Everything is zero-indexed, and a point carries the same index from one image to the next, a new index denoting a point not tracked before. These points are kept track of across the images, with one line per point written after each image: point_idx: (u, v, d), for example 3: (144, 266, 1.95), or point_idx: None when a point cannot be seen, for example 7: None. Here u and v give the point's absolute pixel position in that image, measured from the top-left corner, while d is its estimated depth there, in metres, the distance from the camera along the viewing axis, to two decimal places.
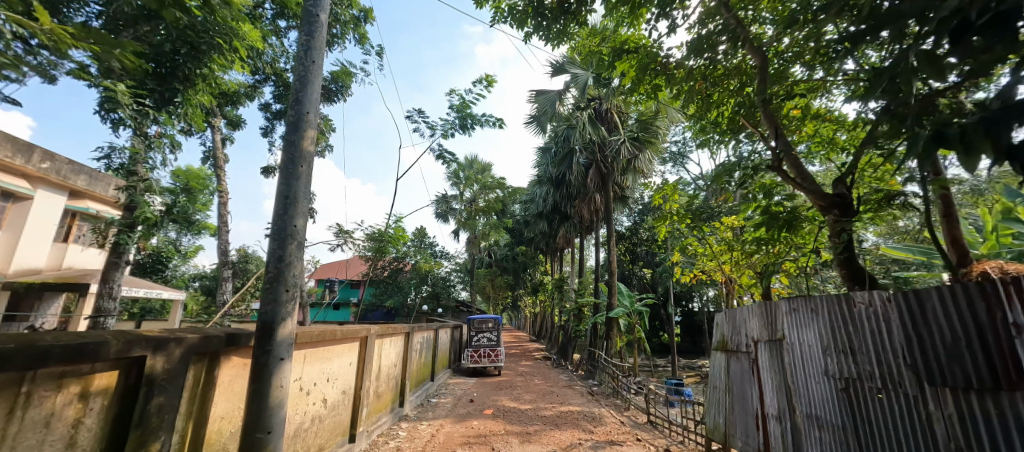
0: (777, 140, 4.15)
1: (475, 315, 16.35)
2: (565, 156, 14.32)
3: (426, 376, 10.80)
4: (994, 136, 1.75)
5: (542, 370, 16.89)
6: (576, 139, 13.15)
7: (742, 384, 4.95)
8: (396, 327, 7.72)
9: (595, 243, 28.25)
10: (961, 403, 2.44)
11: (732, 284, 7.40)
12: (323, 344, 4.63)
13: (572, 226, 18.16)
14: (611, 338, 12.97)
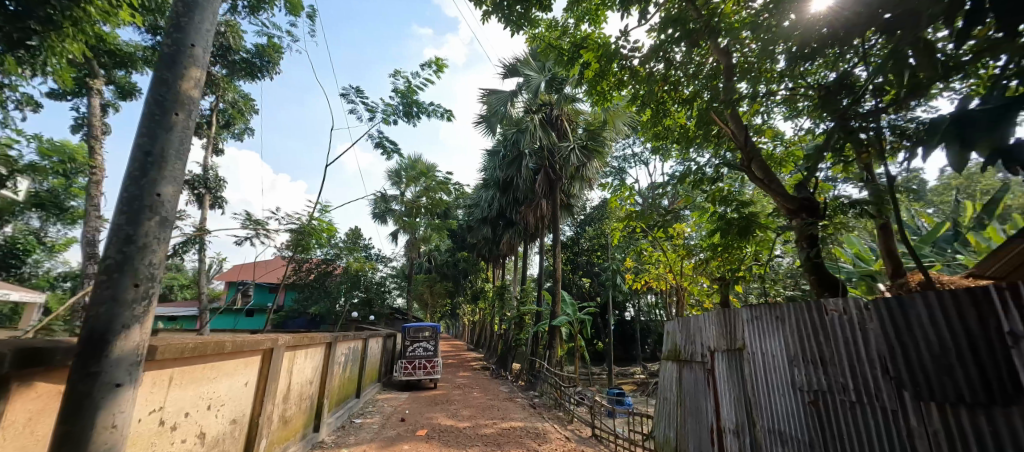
0: (746, 146, 4.62)
1: (411, 323, 15.38)
2: (514, 159, 13.98)
3: (350, 392, 9.83)
4: (997, 134, 1.63)
5: (481, 381, 16.25)
6: (525, 144, 12.88)
7: (696, 395, 4.81)
8: (315, 337, 6.87)
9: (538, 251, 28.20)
10: (950, 420, 2.26)
11: (677, 291, 7.33)
12: (202, 362, 3.82)
13: (517, 232, 17.86)
14: (553, 346, 12.72)
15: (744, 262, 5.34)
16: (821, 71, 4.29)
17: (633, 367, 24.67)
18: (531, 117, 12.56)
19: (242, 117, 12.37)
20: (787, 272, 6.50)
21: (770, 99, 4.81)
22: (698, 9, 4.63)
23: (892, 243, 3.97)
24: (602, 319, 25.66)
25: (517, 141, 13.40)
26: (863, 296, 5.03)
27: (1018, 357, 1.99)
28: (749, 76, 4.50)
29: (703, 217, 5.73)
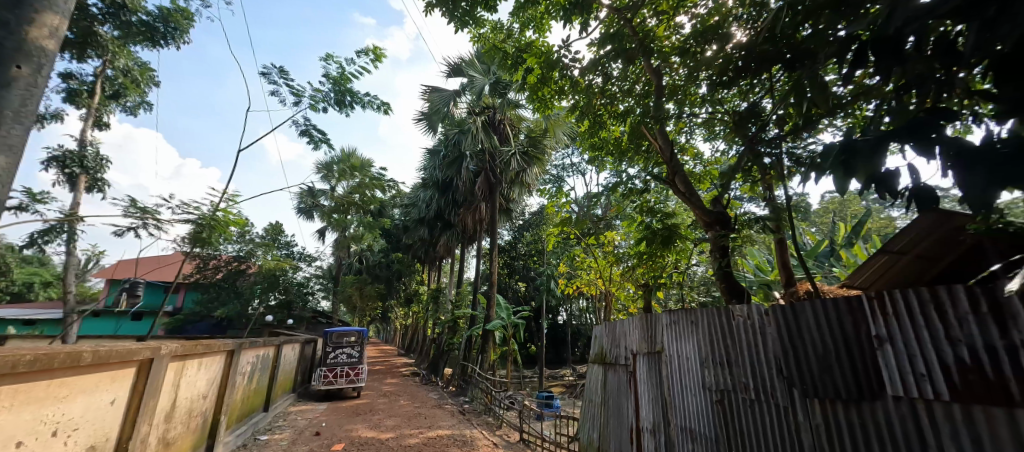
0: (671, 162, 4.84)
1: (334, 327, 14.42)
2: (454, 160, 13.68)
3: (257, 405, 9.01)
4: (872, 161, 1.74)
5: (410, 388, 15.70)
6: (466, 145, 12.67)
7: (618, 397, 4.91)
8: (213, 344, 6.19)
9: (476, 254, 27.98)
10: (829, 415, 2.42)
11: (606, 296, 7.46)
12: (47, 377, 3.24)
13: (454, 235, 17.54)
14: (486, 351, 12.58)
15: (666, 270, 5.59)
16: (736, 101, 4.56)
17: (564, 370, 25.23)
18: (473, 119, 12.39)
19: (136, 88, 10.98)
20: (703, 280, 6.92)
21: (692, 121, 5.06)
22: (634, 28, 4.74)
23: (787, 257, 4.36)
24: (536, 323, 25.98)
25: (458, 142, 13.16)
26: (761, 302, 5.70)
27: (885, 358, 2.16)
28: (676, 98, 4.73)
29: (631, 227, 5.94)
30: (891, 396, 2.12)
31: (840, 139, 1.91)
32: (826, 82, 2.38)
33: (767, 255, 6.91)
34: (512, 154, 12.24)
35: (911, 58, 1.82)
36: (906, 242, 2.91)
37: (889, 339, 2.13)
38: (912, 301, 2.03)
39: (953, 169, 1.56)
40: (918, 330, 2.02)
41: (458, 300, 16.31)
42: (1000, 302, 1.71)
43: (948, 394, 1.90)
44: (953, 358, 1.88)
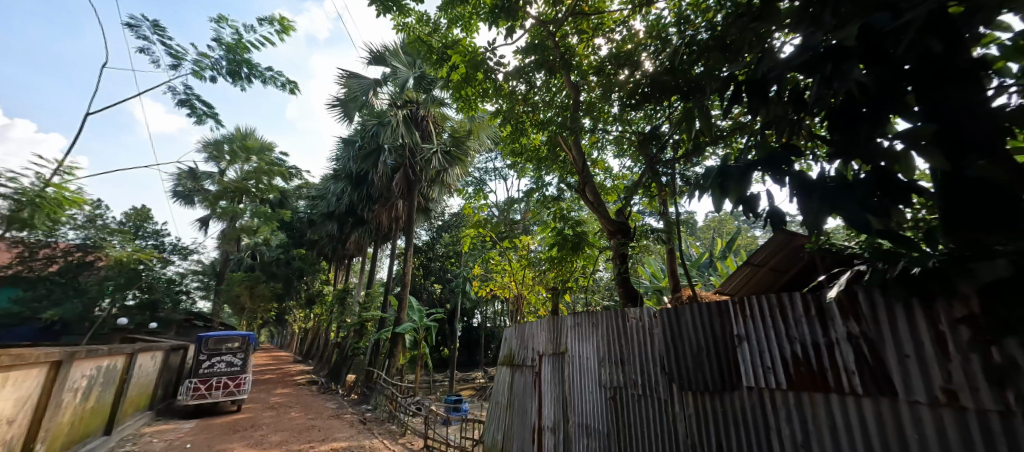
0: (583, 172, 5.06)
1: (212, 332, 12.80)
2: (371, 153, 13.03)
3: (96, 426, 7.77)
4: (741, 184, 1.96)
5: (305, 397, 14.57)
6: (384, 139, 12.14)
7: (523, 398, 5.00)
8: (29, 354, 5.29)
9: (389, 254, 26.88)
10: (699, 407, 2.67)
11: (518, 300, 7.51)
12: None
13: (366, 233, 16.68)
14: (395, 355, 12.11)
15: (574, 275, 5.80)
16: (641, 123, 4.83)
17: (474, 373, 25.21)
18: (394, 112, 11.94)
19: None
20: (607, 286, 7.34)
21: (604, 136, 5.32)
22: (556, 42, 4.84)
23: (675, 266, 4.78)
24: (449, 326, 25.69)
25: (376, 135, 12.59)
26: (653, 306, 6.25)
27: (742, 354, 2.43)
28: (591, 114, 4.94)
29: (544, 233, 6.13)
30: (746, 388, 2.38)
31: (716, 165, 2.11)
32: (710, 113, 2.63)
33: (662, 264, 7.61)
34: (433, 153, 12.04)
35: (772, 100, 2.11)
36: (763, 254, 3.31)
37: (747, 337, 2.40)
38: (765, 304, 2.31)
39: (800, 197, 1.85)
40: (767, 330, 2.29)
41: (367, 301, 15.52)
42: (826, 305, 2.01)
43: (785, 384, 2.18)
44: (791, 353, 2.16)
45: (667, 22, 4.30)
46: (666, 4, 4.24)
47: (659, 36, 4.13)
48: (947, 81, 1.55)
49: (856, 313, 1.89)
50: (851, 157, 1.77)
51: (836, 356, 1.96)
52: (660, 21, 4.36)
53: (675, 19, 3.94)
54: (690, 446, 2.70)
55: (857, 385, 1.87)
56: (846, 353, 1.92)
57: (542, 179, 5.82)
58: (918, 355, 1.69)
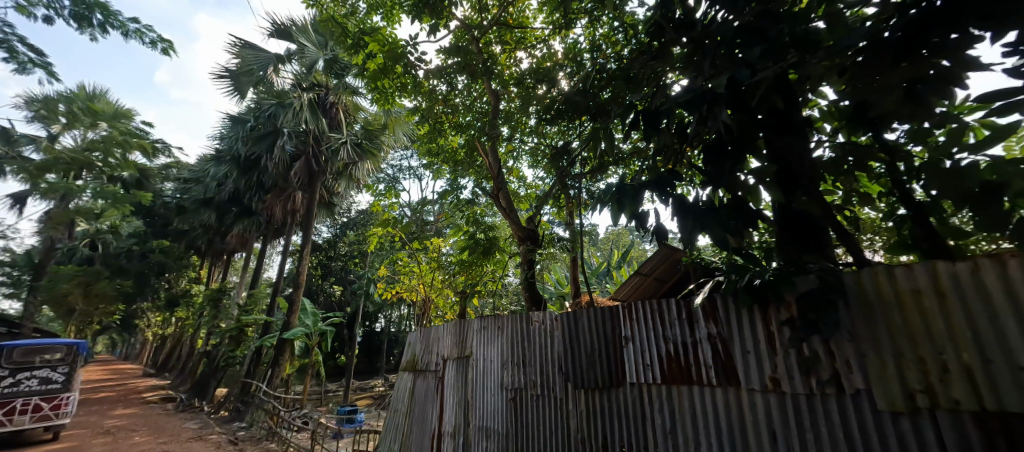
0: (498, 178, 5.24)
1: (21, 340, 9.95)
2: (267, 136, 11.74)
3: None
4: (632, 202, 2.24)
5: (155, 419, 12.62)
6: (283, 122, 11.00)
7: (424, 404, 4.97)
8: None
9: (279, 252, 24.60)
10: (589, 403, 2.92)
11: (425, 303, 7.37)
12: None
13: (253, 225, 14.92)
14: (281, 362, 11.05)
15: (483, 278, 5.93)
16: (554, 138, 5.12)
17: (373, 380, 24.09)
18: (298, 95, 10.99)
19: None
20: (514, 291, 7.57)
21: (520, 147, 5.59)
22: (480, 49, 4.93)
23: (577, 274, 5.13)
24: (347, 330, 24.28)
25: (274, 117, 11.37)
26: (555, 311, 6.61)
27: (627, 353, 2.73)
28: (509, 123, 5.11)
29: (457, 236, 6.19)
30: (628, 383, 2.68)
31: (615, 183, 2.35)
32: (615, 135, 2.91)
33: (566, 272, 8.08)
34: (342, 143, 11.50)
35: (663, 129, 2.42)
36: (652, 265, 3.72)
37: (632, 338, 2.71)
38: (648, 308, 2.64)
39: (679, 215, 2.17)
40: (648, 331, 2.61)
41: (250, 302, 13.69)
42: (694, 310, 2.36)
43: (659, 379, 2.50)
44: (666, 352, 2.49)
45: (582, 47, 4.65)
46: (582, 30, 4.57)
47: (574, 60, 4.45)
48: (783, 132, 2.13)
49: (715, 317, 2.26)
50: (719, 185, 2.11)
51: (699, 353, 2.31)
52: (577, 45, 4.68)
53: (589, 46, 4.28)
54: (579, 439, 2.95)
55: (713, 378, 2.23)
56: (706, 351, 2.27)
57: (457, 183, 5.86)
58: (755, 350, 2.07)
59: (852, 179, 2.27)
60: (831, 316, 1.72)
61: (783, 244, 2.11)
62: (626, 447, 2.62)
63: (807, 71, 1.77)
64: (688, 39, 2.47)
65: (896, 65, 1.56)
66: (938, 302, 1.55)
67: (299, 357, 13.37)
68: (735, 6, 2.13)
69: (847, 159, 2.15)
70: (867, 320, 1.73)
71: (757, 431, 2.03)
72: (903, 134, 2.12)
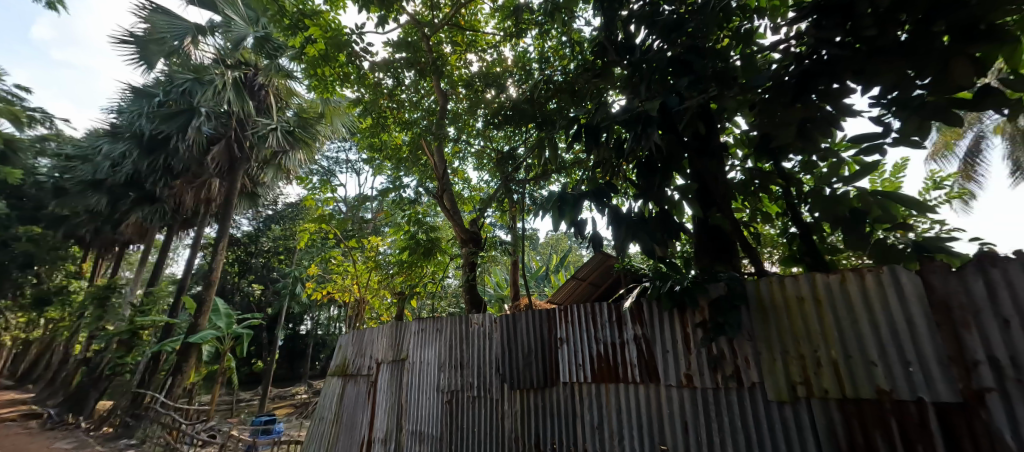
0: (443, 180, 5.27)
1: None
2: (180, 114, 9.80)
3: None
4: (571, 210, 2.38)
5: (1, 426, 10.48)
6: (199, 100, 9.47)
7: (354, 409, 4.82)
8: None
9: (188, 246, 22.13)
10: (523, 403, 3.03)
11: (359, 305, 7.05)
12: None
13: (157, 214, 11.46)
14: (184, 370, 8.95)
15: (423, 279, 5.88)
16: (500, 142, 5.23)
17: (296, 388, 22.49)
18: (220, 72, 9.59)
19: None
20: (454, 293, 7.54)
21: (467, 149, 5.66)
22: (430, 47, 4.89)
23: (517, 277, 5.26)
24: (267, 333, 22.40)
25: (189, 93, 9.67)
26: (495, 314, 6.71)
27: (560, 354, 2.87)
28: (456, 124, 5.12)
29: (398, 235, 6.10)
30: (561, 383, 2.81)
31: (556, 190, 2.46)
32: (557, 146, 3.04)
33: (506, 275, 8.18)
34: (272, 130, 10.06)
35: (603, 144, 2.59)
36: (588, 270, 3.95)
37: (566, 339, 2.85)
38: (582, 311, 2.79)
39: (614, 225, 2.35)
40: (582, 332, 2.77)
41: (148, 302, 11.03)
42: (623, 312, 2.56)
43: (589, 378, 2.66)
44: (596, 352, 2.66)
45: (531, 57, 4.79)
46: (531, 41, 4.71)
47: (523, 68, 4.59)
48: (703, 154, 2.40)
49: (640, 319, 2.47)
50: (649, 198, 2.30)
51: (626, 353, 2.50)
52: (526, 54, 4.81)
53: (538, 56, 4.43)
54: (513, 438, 3.05)
55: (636, 376, 2.43)
56: (632, 351, 2.47)
57: (401, 181, 5.75)
58: (673, 350, 2.29)
59: (756, 201, 2.62)
60: (735, 318, 1.97)
61: (699, 255, 2.42)
62: (556, 443, 2.76)
63: (723, 103, 2.03)
64: (626, 61, 2.67)
65: (792, 104, 1.84)
66: (816, 308, 1.86)
67: (210, 362, 12.16)
68: (669, 37, 2.37)
69: (753, 181, 2.50)
70: (762, 322, 2.01)
71: (672, 423, 2.25)
72: (796, 164, 2.50)
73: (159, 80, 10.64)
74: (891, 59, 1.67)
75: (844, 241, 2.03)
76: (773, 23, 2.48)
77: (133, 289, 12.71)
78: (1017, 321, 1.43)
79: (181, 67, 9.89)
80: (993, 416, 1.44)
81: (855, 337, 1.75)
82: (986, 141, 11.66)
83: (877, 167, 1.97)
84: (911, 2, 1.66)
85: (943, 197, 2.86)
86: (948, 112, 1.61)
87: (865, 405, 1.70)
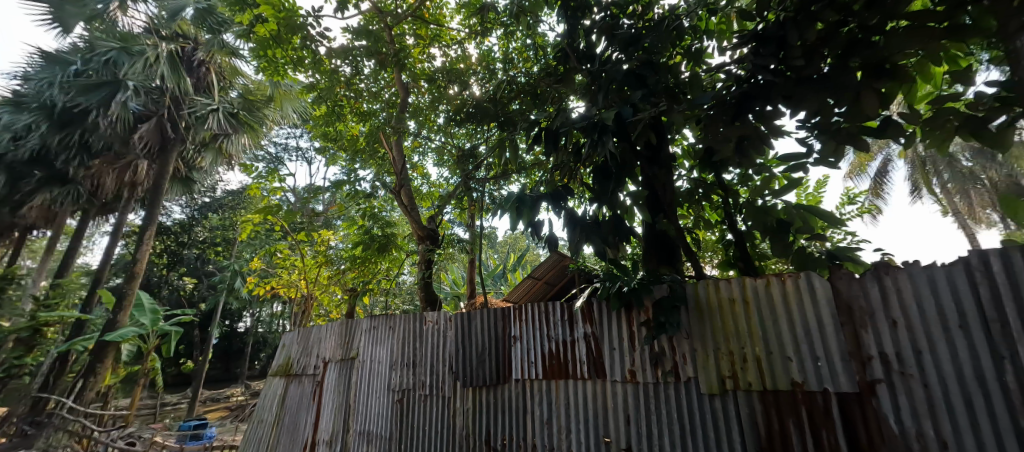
0: (401, 175, 5.17)
1: None
2: (103, 85, 8.45)
3: None
4: (528, 210, 2.45)
5: None
6: (126, 72, 8.20)
7: (298, 410, 4.66)
8: None
9: (106, 233, 19.97)
10: (475, 400, 3.07)
11: (306, 301, 6.75)
12: None
13: (70, 197, 9.75)
14: (101, 371, 7.31)
15: (377, 276, 5.77)
16: (461, 139, 5.28)
17: (231, 390, 21.08)
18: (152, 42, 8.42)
19: None
20: (408, 290, 7.45)
21: (427, 145, 5.55)
22: (392, 37, 4.77)
23: (474, 275, 5.31)
24: (198, 330, 20.80)
25: (114, 64, 8.42)
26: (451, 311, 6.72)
27: (514, 352, 2.93)
28: (417, 118, 5.08)
29: (352, 229, 5.93)
30: (513, 380, 2.88)
31: (515, 192, 2.50)
32: (517, 146, 3.08)
33: (462, 273, 8.18)
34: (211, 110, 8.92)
35: (561, 147, 2.68)
36: (542, 270, 4.07)
37: (520, 337, 2.91)
38: (537, 310, 2.87)
39: (569, 226, 2.45)
40: (535, 330, 2.84)
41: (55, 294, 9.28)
42: (574, 311, 2.66)
43: (540, 375, 2.75)
44: (548, 349, 2.74)
45: (495, 56, 4.83)
46: (496, 40, 4.74)
47: (487, 67, 4.62)
48: (653, 164, 2.56)
49: (590, 318, 2.58)
50: (603, 203, 2.42)
51: (576, 351, 2.60)
52: (490, 53, 4.85)
53: (503, 56, 4.47)
54: (463, 435, 3.08)
55: (585, 373, 2.54)
56: (582, 349, 2.57)
57: (358, 174, 5.60)
58: (620, 347, 2.41)
59: (700, 208, 2.82)
60: (675, 317, 2.12)
61: (647, 258, 2.59)
62: (506, 439, 2.82)
63: (672, 117, 2.15)
64: (587, 69, 2.77)
65: (731, 122, 2.04)
66: (745, 309, 2.03)
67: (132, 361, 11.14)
68: (626, 50, 2.51)
69: (698, 190, 2.72)
70: (698, 321, 2.17)
71: (615, 416, 2.37)
72: (735, 176, 2.73)
73: (77, 47, 9.06)
74: (817, 89, 1.84)
75: (771, 248, 2.27)
76: (719, 45, 2.67)
77: (35, 281, 10.05)
78: (904, 322, 1.65)
79: (105, 34, 8.57)
80: (883, 404, 1.65)
81: (776, 335, 1.93)
82: (891, 163, 13.01)
83: (802, 182, 2.21)
84: (832, 39, 1.87)
85: (854, 212, 3.23)
86: (858, 138, 1.87)
87: (781, 397, 1.88)
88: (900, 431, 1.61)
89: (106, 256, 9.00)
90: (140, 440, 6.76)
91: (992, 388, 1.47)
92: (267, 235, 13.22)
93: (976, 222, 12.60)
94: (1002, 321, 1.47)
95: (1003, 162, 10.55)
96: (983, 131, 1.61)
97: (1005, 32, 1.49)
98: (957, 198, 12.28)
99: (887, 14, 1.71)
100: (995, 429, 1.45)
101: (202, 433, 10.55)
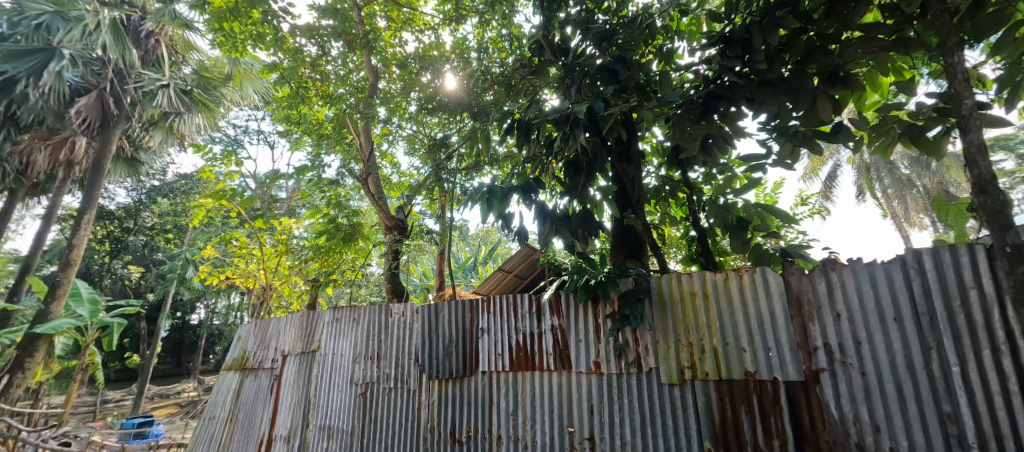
0: (368, 163, 4.99)
1: None
2: (34, 53, 7.70)
3: None
4: (498, 201, 2.43)
5: None
6: (60, 39, 7.52)
7: (253, 406, 4.51)
8: None
9: (36, 215, 18.41)
10: (440, 394, 3.05)
11: (264, 291, 6.46)
12: None
13: None
14: (30, 367, 6.73)
15: (341, 266, 5.55)
16: (433, 129, 5.25)
17: (182, 385, 20.11)
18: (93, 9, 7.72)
19: None
20: (375, 281, 7.33)
21: (397, 133, 5.48)
22: (361, 18, 4.56)
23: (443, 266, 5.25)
24: (144, 322, 19.67)
25: (47, 29, 7.85)
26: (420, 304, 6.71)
27: (481, 344, 2.93)
28: (387, 105, 4.95)
29: (316, 217, 5.72)
30: (480, 372, 2.88)
31: (486, 183, 2.45)
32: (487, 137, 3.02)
33: (432, 264, 8.14)
34: (161, 85, 8.24)
35: (536, 141, 2.65)
36: (514, 264, 4.09)
37: (487, 330, 2.91)
38: (507, 300, 2.87)
39: (538, 218, 2.47)
40: (504, 322, 2.84)
41: None
42: (542, 304, 2.68)
43: (507, 366, 2.77)
44: (515, 340, 2.77)
45: (470, 45, 4.78)
46: (471, 29, 4.67)
47: (461, 55, 4.53)
48: (623, 160, 2.63)
49: (557, 309, 2.63)
50: (574, 196, 2.49)
51: (542, 343, 2.64)
52: (464, 42, 4.81)
53: (477, 45, 4.44)
54: (428, 428, 3.06)
55: (550, 364, 2.58)
56: (548, 340, 2.62)
57: (326, 163, 5.43)
58: (586, 339, 2.47)
59: (666, 205, 2.89)
60: (639, 310, 2.19)
61: (615, 252, 2.69)
62: (471, 430, 2.83)
63: (642, 114, 2.14)
64: (561, 62, 2.76)
65: (698, 121, 2.10)
66: (704, 302, 2.11)
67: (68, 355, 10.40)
68: (601, 45, 2.52)
69: (664, 187, 2.82)
70: (661, 313, 2.24)
71: (580, 406, 2.42)
72: (700, 174, 2.84)
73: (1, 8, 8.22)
74: (776, 93, 1.94)
75: (731, 244, 2.39)
76: (689, 46, 2.74)
77: None
78: (846, 315, 1.76)
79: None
80: (825, 391, 1.76)
81: (732, 327, 2.02)
82: (841, 168, 13.85)
83: (760, 182, 2.31)
84: (793, 45, 1.94)
85: (806, 212, 3.42)
86: (812, 141, 2.01)
87: (734, 385, 1.97)
88: (839, 417, 1.73)
89: (38, 242, 8.32)
90: (79, 438, 6.35)
91: (920, 376, 1.60)
92: (225, 221, 12.68)
93: (912, 225, 13.62)
94: (931, 314, 1.60)
95: (936, 170, 11.43)
96: (921, 138, 1.74)
97: (946, 47, 1.58)
98: (896, 203, 13.20)
99: (843, 22, 1.80)
100: (921, 413, 1.59)
101: (147, 431, 9.99)
